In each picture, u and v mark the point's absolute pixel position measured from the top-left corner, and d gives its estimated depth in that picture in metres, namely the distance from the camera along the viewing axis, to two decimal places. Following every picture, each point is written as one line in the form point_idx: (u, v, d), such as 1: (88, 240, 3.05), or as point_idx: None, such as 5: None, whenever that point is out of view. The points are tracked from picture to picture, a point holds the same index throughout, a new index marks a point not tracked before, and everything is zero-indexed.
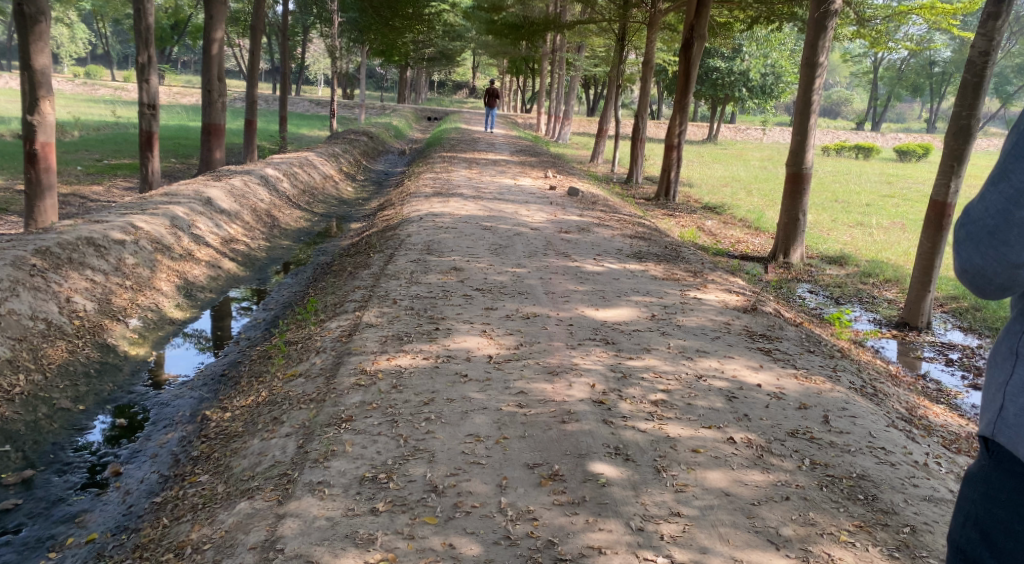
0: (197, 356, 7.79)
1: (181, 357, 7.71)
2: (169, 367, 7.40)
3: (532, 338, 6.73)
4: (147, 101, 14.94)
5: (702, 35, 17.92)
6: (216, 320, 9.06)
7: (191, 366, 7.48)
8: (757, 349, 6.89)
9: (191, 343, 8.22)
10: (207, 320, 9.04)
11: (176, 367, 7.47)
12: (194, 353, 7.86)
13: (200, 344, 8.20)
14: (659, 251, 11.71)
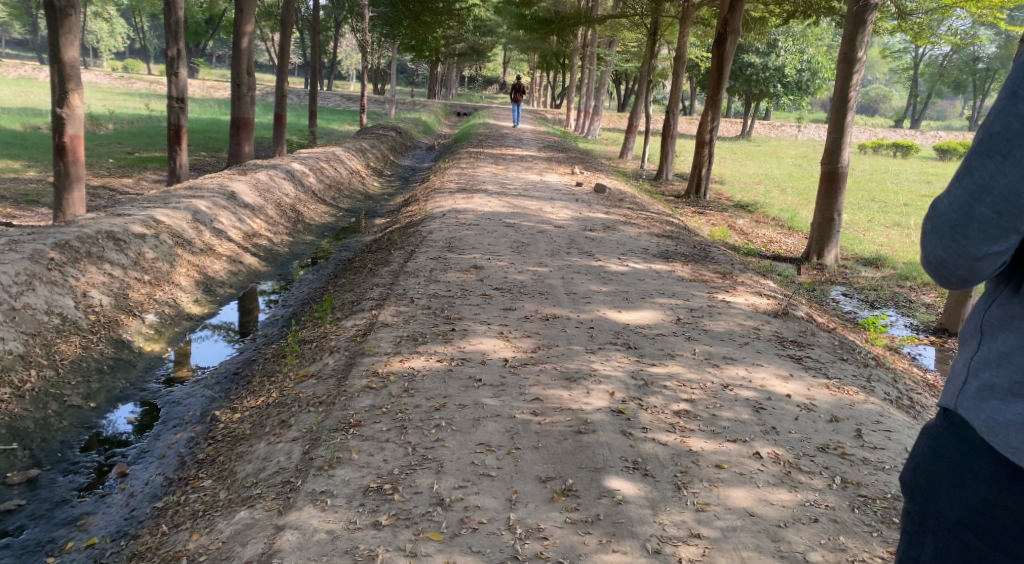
0: (224, 348, 7.81)
1: (209, 351, 7.71)
2: (198, 360, 7.44)
3: (551, 341, 6.52)
4: (176, 94, 14.90)
5: (736, 29, 17.52)
6: (241, 315, 9.03)
7: (214, 361, 7.43)
8: (786, 357, 6.63)
9: (218, 335, 8.23)
10: (232, 314, 9.01)
11: (204, 360, 7.50)
12: (220, 348, 7.85)
13: (228, 337, 8.22)
14: (687, 250, 11.45)
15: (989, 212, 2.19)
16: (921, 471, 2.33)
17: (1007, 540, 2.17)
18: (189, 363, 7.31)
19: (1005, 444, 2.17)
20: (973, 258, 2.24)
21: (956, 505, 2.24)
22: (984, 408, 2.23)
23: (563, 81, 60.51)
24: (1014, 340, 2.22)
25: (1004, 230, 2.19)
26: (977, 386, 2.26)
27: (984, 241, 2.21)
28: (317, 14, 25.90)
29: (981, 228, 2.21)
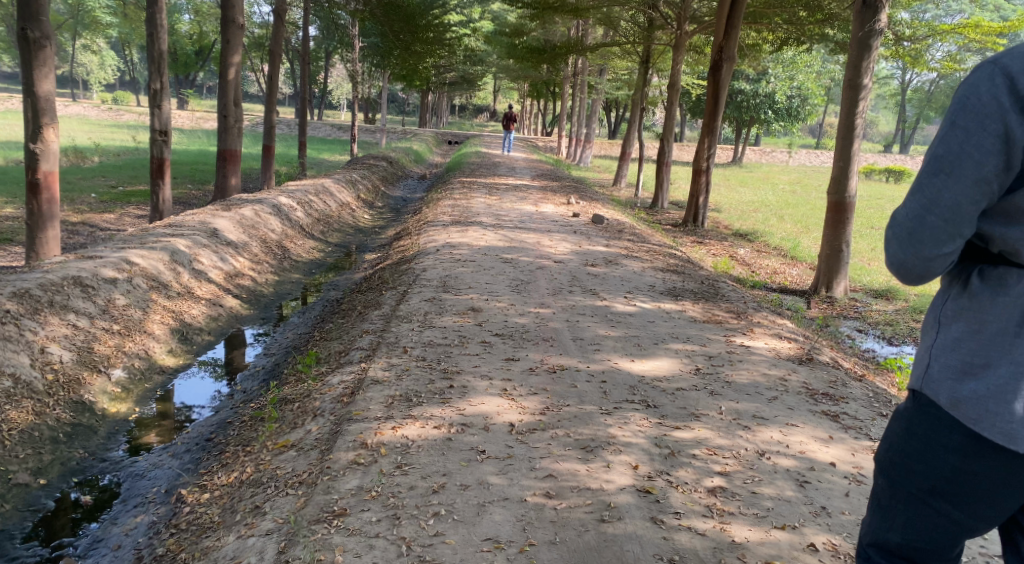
0: (213, 384, 7.71)
1: (194, 387, 7.58)
2: (182, 400, 7.24)
3: (560, 400, 5.84)
4: (158, 127, 14.23)
5: (731, 57, 16.97)
6: (230, 350, 8.93)
7: (203, 396, 7.36)
8: (821, 414, 5.95)
9: (206, 371, 8.10)
10: (222, 349, 8.92)
11: (189, 398, 7.33)
12: (209, 383, 7.73)
13: (215, 373, 8.07)
14: (695, 286, 10.80)
15: (940, 220, 2.53)
16: (895, 448, 2.67)
17: (974, 500, 2.56)
18: (173, 415, 6.86)
19: (969, 421, 2.52)
20: (927, 260, 2.57)
21: (928, 473, 2.60)
22: (944, 386, 2.58)
23: (553, 108, 60.12)
24: (970, 329, 2.57)
25: (951, 234, 2.53)
26: (942, 370, 2.60)
27: (934, 243, 2.55)
28: (303, 43, 25.29)
29: (934, 233, 2.54)
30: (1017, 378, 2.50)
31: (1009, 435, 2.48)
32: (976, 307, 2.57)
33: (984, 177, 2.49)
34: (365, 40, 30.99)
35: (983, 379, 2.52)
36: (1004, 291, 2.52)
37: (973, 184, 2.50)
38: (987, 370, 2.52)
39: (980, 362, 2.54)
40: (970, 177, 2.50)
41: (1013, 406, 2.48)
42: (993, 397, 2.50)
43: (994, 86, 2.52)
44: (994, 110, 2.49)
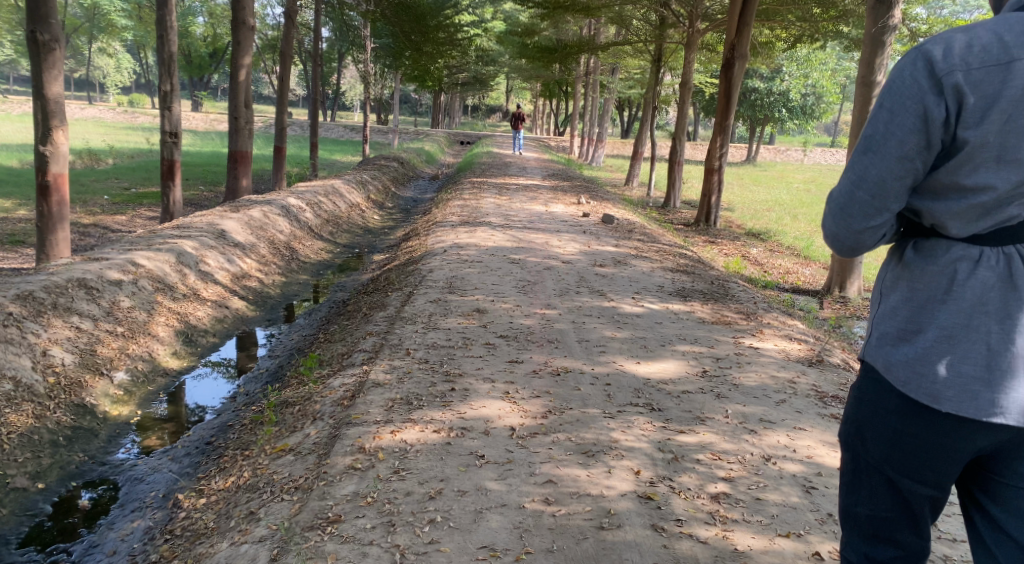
0: (224, 383, 7.73)
1: (207, 388, 7.59)
2: (195, 401, 7.26)
3: (563, 403, 5.75)
4: (168, 129, 14.22)
5: (744, 54, 16.80)
6: (240, 350, 8.94)
7: (214, 397, 7.38)
8: (830, 418, 5.82)
9: (218, 371, 8.11)
10: (232, 349, 8.95)
11: (201, 399, 7.36)
12: (220, 384, 7.74)
13: (227, 373, 8.06)
14: (705, 287, 10.67)
15: (866, 195, 2.52)
16: (851, 419, 2.63)
17: (920, 467, 2.48)
18: (182, 417, 6.85)
19: (900, 384, 2.49)
20: (858, 234, 2.58)
21: (877, 442, 2.55)
22: (886, 353, 2.54)
23: (566, 108, 60.06)
24: (904, 296, 2.53)
25: (879, 208, 2.52)
26: (880, 339, 2.58)
27: (862, 217, 2.55)
28: (315, 44, 25.32)
29: (861, 208, 2.54)
30: (946, 340, 2.43)
31: (937, 395, 2.42)
32: (911, 276, 2.53)
33: (907, 154, 2.45)
34: (377, 41, 31.01)
35: (915, 342, 2.48)
36: (935, 260, 2.48)
37: (897, 161, 2.45)
38: (918, 333, 2.47)
39: (913, 327, 2.49)
40: (893, 155, 2.46)
41: (938, 368, 2.42)
42: (920, 360, 2.45)
43: (919, 65, 2.46)
44: (914, 89, 2.43)
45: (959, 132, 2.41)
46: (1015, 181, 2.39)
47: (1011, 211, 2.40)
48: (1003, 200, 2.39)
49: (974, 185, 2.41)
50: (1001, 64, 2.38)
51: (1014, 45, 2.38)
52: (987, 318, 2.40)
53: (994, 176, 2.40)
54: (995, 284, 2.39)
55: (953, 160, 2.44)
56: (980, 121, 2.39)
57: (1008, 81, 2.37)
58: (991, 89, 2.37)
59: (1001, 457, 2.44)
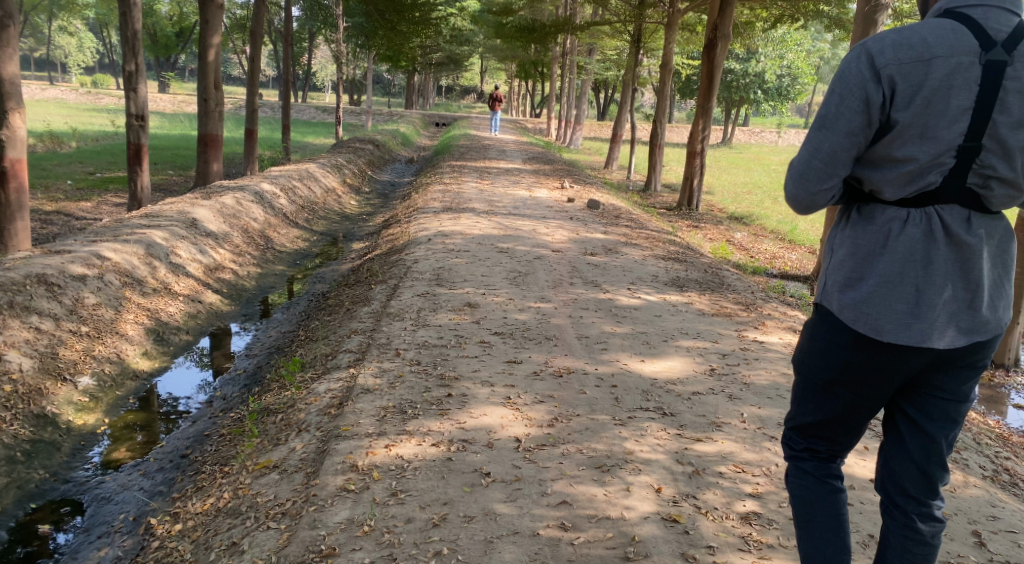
0: (199, 375, 7.52)
1: (179, 378, 7.41)
2: (168, 389, 7.10)
3: (569, 409, 5.36)
4: (134, 112, 13.54)
5: (726, 35, 16.36)
6: (215, 342, 8.60)
7: (189, 384, 7.25)
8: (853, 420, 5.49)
9: (192, 360, 7.96)
10: (207, 340, 8.63)
11: (175, 387, 7.20)
12: (195, 373, 7.61)
13: (200, 362, 7.91)
14: (699, 275, 10.33)
15: (820, 163, 2.92)
16: (806, 347, 3.04)
17: (863, 385, 2.91)
18: (158, 424, 6.36)
19: (848, 322, 2.91)
20: (813, 196, 2.99)
21: (826, 366, 2.96)
22: (837, 295, 2.96)
23: (541, 89, 59.44)
24: (848, 249, 2.96)
25: (831, 174, 2.92)
26: (831, 284, 3.00)
27: (816, 182, 2.95)
28: (286, 24, 24.49)
29: (816, 174, 2.94)
30: (885, 285, 2.86)
31: (881, 329, 2.85)
32: (855, 233, 2.95)
33: (852, 130, 2.87)
34: (349, 20, 30.20)
35: (859, 289, 2.90)
36: (875, 219, 2.91)
37: (844, 136, 2.87)
38: (861, 281, 2.90)
39: (856, 275, 2.92)
40: (840, 130, 2.88)
41: (880, 306, 2.85)
42: (864, 302, 2.87)
43: (860, 57, 2.90)
44: (856, 76, 2.86)
45: (893, 112, 2.85)
46: (936, 154, 2.82)
47: (933, 178, 2.82)
48: (926, 168, 2.82)
49: (903, 157, 2.84)
50: (925, 60, 2.82)
51: (936, 45, 2.83)
52: (915, 266, 2.84)
53: (919, 148, 2.82)
54: (920, 237, 2.83)
55: (888, 136, 2.87)
56: (909, 104, 2.83)
57: (930, 73, 2.81)
58: (917, 79, 2.82)
59: (922, 381, 2.92)
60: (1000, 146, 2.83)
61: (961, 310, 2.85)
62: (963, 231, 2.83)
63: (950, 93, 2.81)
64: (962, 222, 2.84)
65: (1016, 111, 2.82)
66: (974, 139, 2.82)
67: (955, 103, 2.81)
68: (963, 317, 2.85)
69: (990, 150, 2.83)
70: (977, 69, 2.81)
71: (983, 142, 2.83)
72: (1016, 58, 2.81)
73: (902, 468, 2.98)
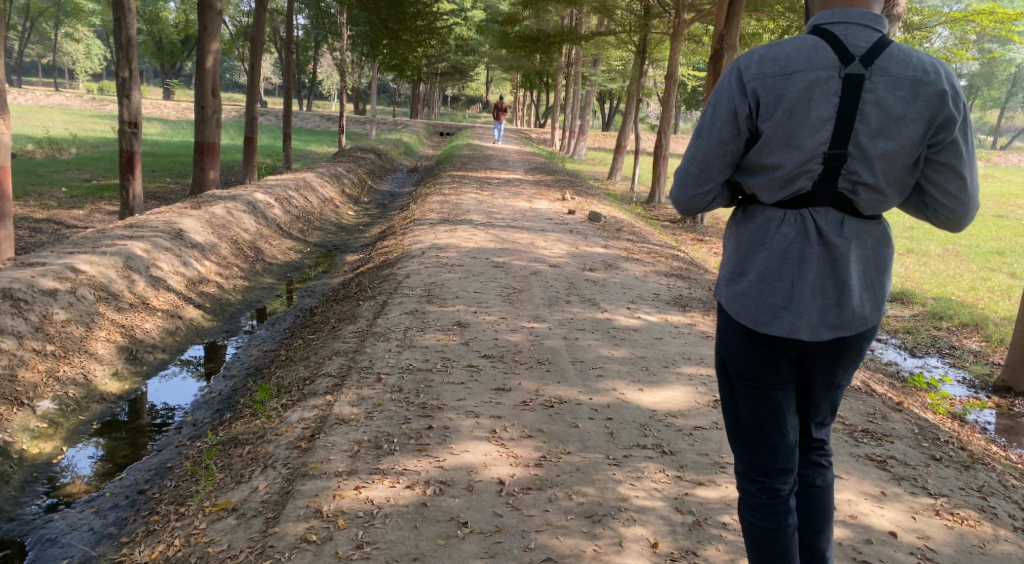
0: (193, 386, 7.43)
1: (177, 389, 7.35)
2: (166, 400, 7.08)
3: (559, 446, 4.92)
4: (127, 118, 13.14)
5: (734, 46, 15.91)
6: (209, 354, 8.41)
7: (187, 396, 7.17)
8: (865, 459, 5.09)
9: (186, 371, 7.85)
10: (200, 351, 8.47)
11: (173, 398, 7.15)
12: (188, 384, 7.48)
13: (196, 372, 7.81)
14: (704, 294, 9.92)
15: (696, 170, 3.21)
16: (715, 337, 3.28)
17: (763, 372, 3.14)
18: (123, 452, 6.01)
19: (733, 313, 3.17)
20: (691, 199, 3.27)
21: (731, 354, 3.21)
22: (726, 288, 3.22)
23: (546, 100, 59.17)
24: (734, 247, 3.23)
25: (706, 179, 3.21)
26: (722, 280, 3.26)
27: (694, 186, 3.24)
28: (288, 32, 24.06)
29: (692, 181, 3.24)
30: (762, 281, 3.12)
31: (759, 320, 3.11)
32: (741, 232, 3.22)
33: (723, 139, 3.15)
34: (353, 28, 29.85)
35: (740, 282, 3.17)
36: (755, 221, 3.17)
37: (716, 144, 3.15)
38: (743, 275, 3.17)
39: (739, 270, 3.18)
40: (712, 139, 3.16)
41: (757, 298, 3.11)
42: (743, 294, 3.14)
43: (731, 72, 3.18)
44: (725, 89, 3.14)
45: (760, 123, 3.12)
46: (801, 161, 3.07)
47: (802, 183, 3.08)
48: (794, 174, 3.08)
49: (772, 164, 3.11)
50: (785, 74, 3.09)
51: (798, 59, 3.09)
52: (791, 262, 3.09)
53: (785, 156, 3.08)
54: (795, 236, 3.08)
55: (758, 144, 3.14)
56: (772, 115, 3.10)
57: (791, 85, 3.08)
58: (779, 91, 3.09)
59: (811, 368, 3.15)
60: (863, 153, 3.08)
61: (829, 306, 3.08)
62: (834, 233, 3.06)
63: (811, 104, 3.07)
64: (834, 225, 3.07)
65: (874, 121, 3.07)
66: (838, 146, 3.06)
67: (816, 113, 3.07)
68: (832, 312, 3.08)
69: (854, 157, 3.07)
70: (836, 82, 3.06)
71: (847, 149, 3.07)
72: (872, 72, 3.07)
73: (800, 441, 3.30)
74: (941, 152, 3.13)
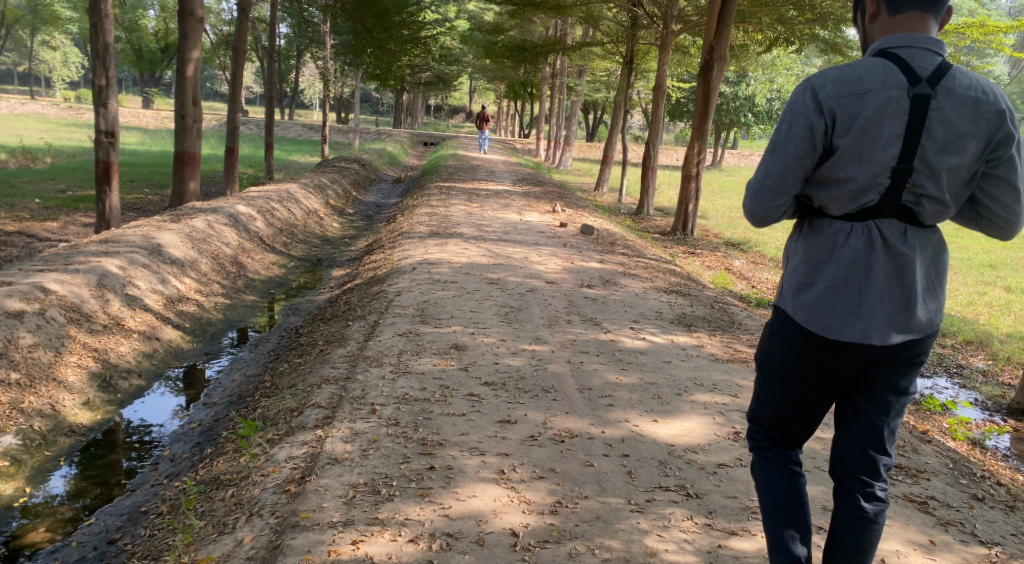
0: (172, 403, 7.25)
1: (153, 406, 7.16)
2: (143, 417, 6.90)
3: (574, 488, 4.49)
4: (104, 128, 12.65)
5: (723, 57, 15.54)
6: (188, 373, 8.07)
7: (164, 412, 7.04)
8: (905, 501, 4.65)
9: (165, 386, 7.64)
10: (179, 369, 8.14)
11: (149, 415, 6.99)
12: (167, 399, 7.34)
13: (174, 388, 7.62)
14: (706, 311, 9.51)
15: (771, 183, 3.11)
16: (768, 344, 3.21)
17: (812, 377, 3.10)
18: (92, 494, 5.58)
19: (800, 322, 3.10)
20: (765, 212, 3.16)
21: (782, 359, 3.14)
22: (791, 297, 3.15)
23: (530, 110, 58.85)
24: (801, 258, 3.15)
25: (781, 192, 3.11)
26: (787, 291, 3.18)
27: (768, 199, 3.14)
28: (269, 41, 23.56)
29: (768, 194, 3.13)
30: (832, 290, 3.05)
31: (828, 327, 3.05)
32: (809, 244, 3.15)
33: (799, 154, 3.07)
34: (336, 37, 29.43)
35: (810, 292, 3.09)
36: (824, 233, 3.11)
37: (792, 158, 3.07)
38: (812, 285, 3.09)
39: (807, 281, 3.11)
40: (788, 154, 3.07)
41: (827, 306, 3.05)
42: (815, 303, 3.07)
43: (805, 90, 3.10)
44: (800, 106, 3.07)
45: (835, 138, 3.06)
46: (873, 175, 3.02)
47: (871, 198, 3.03)
48: (865, 188, 3.03)
49: (845, 177, 3.05)
50: (860, 93, 3.03)
51: (869, 78, 3.04)
52: (858, 271, 3.04)
53: (858, 169, 3.03)
54: (862, 247, 3.04)
55: (832, 159, 3.07)
56: (847, 130, 3.04)
57: (865, 103, 3.02)
58: (853, 110, 3.04)
59: (871, 377, 3.10)
60: (929, 168, 3.04)
61: (899, 313, 3.04)
62: (899, 242, 3.03)
63: (883, 121, 3.02)
64: (899, 234, 3.04)
65: (941, 137, 3.03)
66: (907, 161, 3.02)
67: (888, 130, 3.02)
68: (899, 318, 3.04)
69: (921, 172, 3.04)
70: (905, 101, 3.02)
71: (914, 164, 3.03)
72: (939, 92, 3.03)
73: (846, 450, 3.17)
74: (999, 167, 3.12)
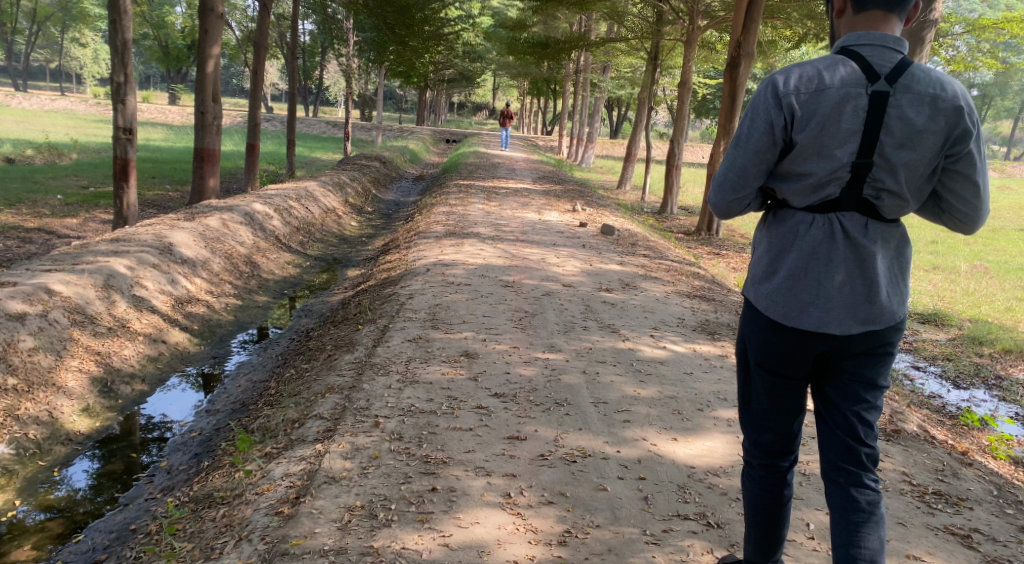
0: (192, 399, 7.22)
1: (171, 402, 7.12)
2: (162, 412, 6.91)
3: (585, 516, 4.19)
4: (123, 124, 12.51)
5: (751, 54, 15.08)
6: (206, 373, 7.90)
7: (186, 408, 7.01)
8: (946, 534, 4.31)
9: (187, 383, 7.64)
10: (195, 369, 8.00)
11: (173, 410, 6.98)
12: (188, 395, 7.32)
13: (195, 384, 7.63)
14: (731, 318, 9.15)
15: (732, 177, 3.16)
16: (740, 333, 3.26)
17: (783, 364, 3.13)
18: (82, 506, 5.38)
19: (762, 311, 3.15)
20: (728, 204, 3.21)
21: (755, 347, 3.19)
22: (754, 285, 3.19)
23: (554, 108, 58.37)
24: (764, 248, 3.19)
25: (743, 186, 3.15)
26: (752, 280, 3.22)
27: (731, 192, 3.18)
28: (291, 37, 23.37)
29: (730, 187, 3.18)
30: (792, 279, 3.08)
31: (788, 315, 3.08)
32: (772, 234, 3.18)
33: (759, 148, 3.09)
34: (360, 34, 29.20)
35: (772, 281, 3.13)
36: (786, 224, 3.13)
37: (751, 153, 3.10)
38: (774, 274, 3.13)
39: (770, 270, 3.15)
40: (749, 149, 3.10)
41: (787, 295, 3.08)
42: (775, 292, 3.10)
43: (766, 86, 3.12)
44: (761, 102, 3.08)
45: (794, 134, 3.08)
46: (833, 170, 3.03)
47: (831, 191, 3.05)
48: (824, 182, 3.05)
49: (805, 171, 3.06)
50: (820, 88, 3.04)
51: (828, 75, 3.05)
52: (819, 261, 3.06)
53: (817, 165, 3.04)
54: (823, 237, 3.06)
55: (792, 154, 3.09)
56: (807, 126, 3.05)
57: (824, 100, 3.04)
58: (812, 106, 3.05)
59: (836, 366, 3.11)
60: (887, 163, 3.04)
61: (860, 303, 3.04)
62: (860, 235, 3.04)
63: (842, 117, 3.03)
64: (860, 227, 3.05)
65: (899, 133, 3.02)
66: (866, 156, 3.03)
67: (846, 126, 3.03)
68: (860, 308, 3.04)
69: (880, 166, 3.04)
70: (864, 98, 3.03)
71: (872, 159, 3.03)
72: (897, 89, 3.03)
73: (828, 446, 3.16)
74: (958, 164, 3.07)
